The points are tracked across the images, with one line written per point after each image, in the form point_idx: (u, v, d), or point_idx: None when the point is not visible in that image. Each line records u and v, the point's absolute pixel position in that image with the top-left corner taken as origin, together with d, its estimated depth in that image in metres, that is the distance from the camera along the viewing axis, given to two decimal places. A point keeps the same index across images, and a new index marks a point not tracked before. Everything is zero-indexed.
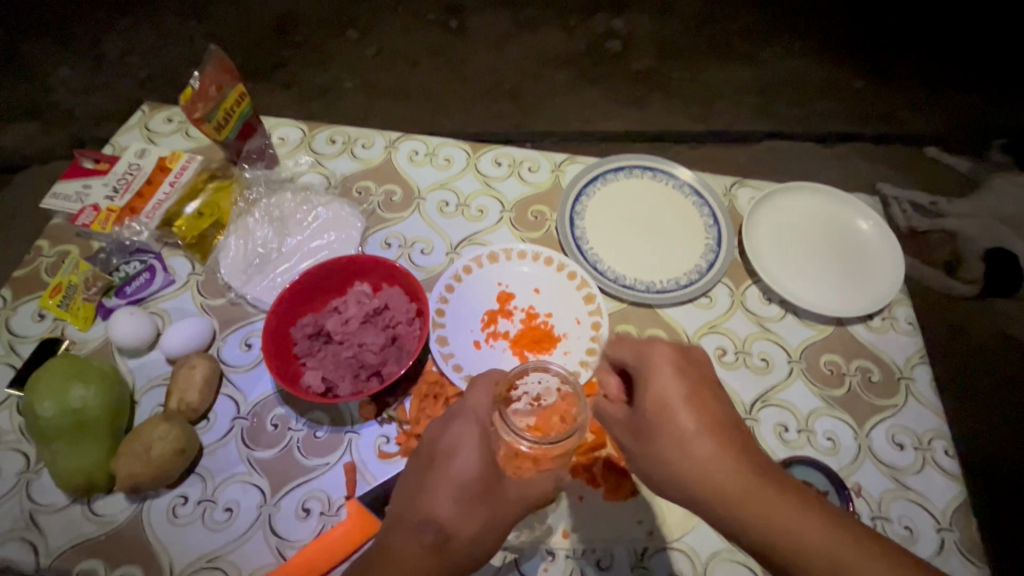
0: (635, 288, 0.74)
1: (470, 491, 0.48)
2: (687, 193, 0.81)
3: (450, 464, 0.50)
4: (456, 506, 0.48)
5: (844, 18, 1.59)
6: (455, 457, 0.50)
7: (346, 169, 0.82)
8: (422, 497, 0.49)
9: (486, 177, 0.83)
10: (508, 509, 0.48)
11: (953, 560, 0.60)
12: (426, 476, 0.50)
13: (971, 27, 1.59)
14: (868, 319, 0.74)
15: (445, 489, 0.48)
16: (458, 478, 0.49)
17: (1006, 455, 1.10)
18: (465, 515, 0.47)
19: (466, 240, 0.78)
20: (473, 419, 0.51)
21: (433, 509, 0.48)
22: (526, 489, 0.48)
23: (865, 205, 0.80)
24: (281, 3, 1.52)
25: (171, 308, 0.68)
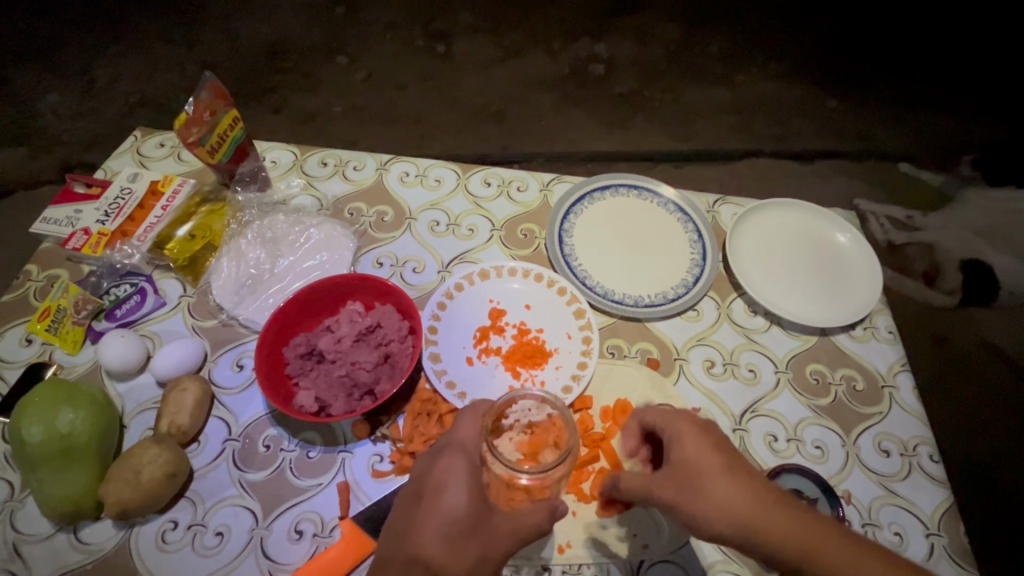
0: (623, 302, 0.75)
1: (457, 529, 0.48)
2: (672, 210, 0.84)
3: (438, 500, 0.50)
4: (444, 545, 0.47)
5: (806, 44, 1.83)
6: (443, 493, 0.50)
7: (338, 191, 0.84)
8: (409, 538, 0.49)
9: (476, 197, 0.85)
10: (498, 546, 0.47)
11: (944, 565, 0.60)
12: (415, 513, 0.50)
13: (916, 50, 1.83)
14: (850, 329, 0.75)
15: (432, 527, 0.48)
16: (446, 515, 0.49)
17: (969, 449, 1.22)
18: (453, 551, 0.47)
19: (457, 258, 0.79)
20: (462, 452, 0.52)
21: (424, 548, 0.47)
22: (517, 521, 0.48)
23: (842, 218, 0.82)
24: (292, 34, 1.75)
25: (161, 331, 0.70)
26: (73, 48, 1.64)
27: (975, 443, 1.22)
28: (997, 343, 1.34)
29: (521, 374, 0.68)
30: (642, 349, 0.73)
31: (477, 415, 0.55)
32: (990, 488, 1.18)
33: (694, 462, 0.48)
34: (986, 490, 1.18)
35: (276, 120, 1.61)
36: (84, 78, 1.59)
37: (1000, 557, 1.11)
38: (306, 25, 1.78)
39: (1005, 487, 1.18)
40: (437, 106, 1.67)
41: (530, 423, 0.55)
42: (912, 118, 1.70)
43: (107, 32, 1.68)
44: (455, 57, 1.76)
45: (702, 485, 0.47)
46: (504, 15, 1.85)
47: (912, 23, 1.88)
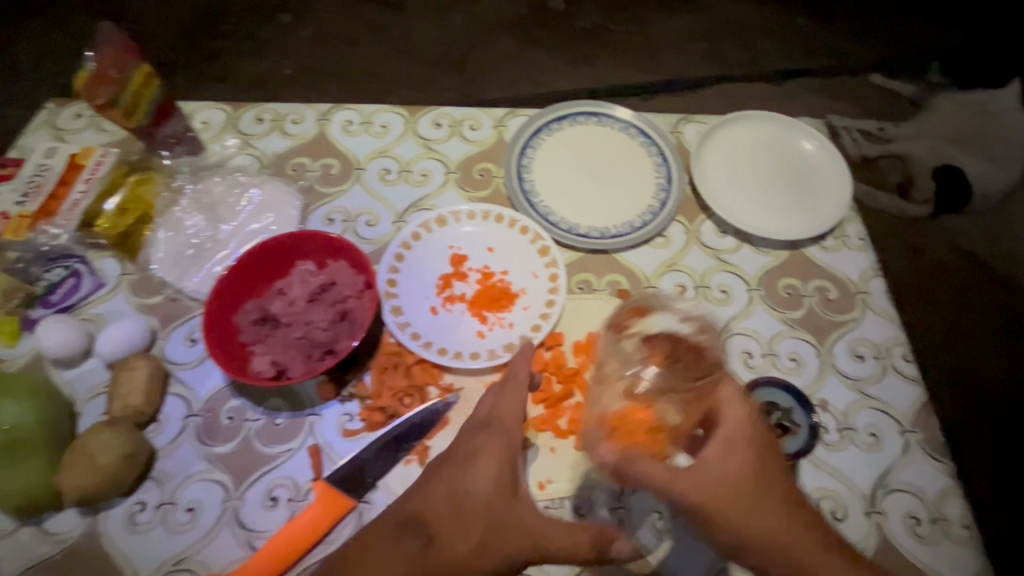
0: (590, 236, 0.72)
1: (469, 507, 0.50)
2: (634, 134, 0.80)
3: (466, 471, 0.52)
4: (456, 521, 0.50)
5: None
6: (473, 464, 0.52)
7: (278, 148, 0.79)
8: (422, 503, 0.51)
9: (426, 140, 0.80)
10: (518, 531, 0.49)
11: (920, 459, 0.61)
12: (434, 481, 0.52)
13: None
14: (821, 240, 0.74)
15: (449, 506, 0.50)
16: (467, 488, 0.51)
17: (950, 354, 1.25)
18: (461, 529, 0.49)
19: (411, 206, 0.75)
20: (502, 430, 0.54)
21: (440, 523, 0.50)
22: (542, 518, 0.50)
23: (809, 126, 0.79)
24: None
25: (104, 312, 0.66)
26: None
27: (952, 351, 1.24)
28: (971, 249, 1.34)
29: (488, 317, 0.66)
30: (611, 281, 0.71)
31: (522, 393, 0.56)
32: (971, 388, 1.21)
33: (738, 480, 0.52)
34: (962, 392, 1.21)
35: (220, 89, 1.50)
36: None
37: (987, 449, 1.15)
38: None
39: (984, 384, 1.21)
40: (392, 60, 1.57)
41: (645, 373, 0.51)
42: (884, 27, 1.63)
43: None
44: (405, 5, 1.64)
45: (751, 500, 0.51)
46: None
47: None
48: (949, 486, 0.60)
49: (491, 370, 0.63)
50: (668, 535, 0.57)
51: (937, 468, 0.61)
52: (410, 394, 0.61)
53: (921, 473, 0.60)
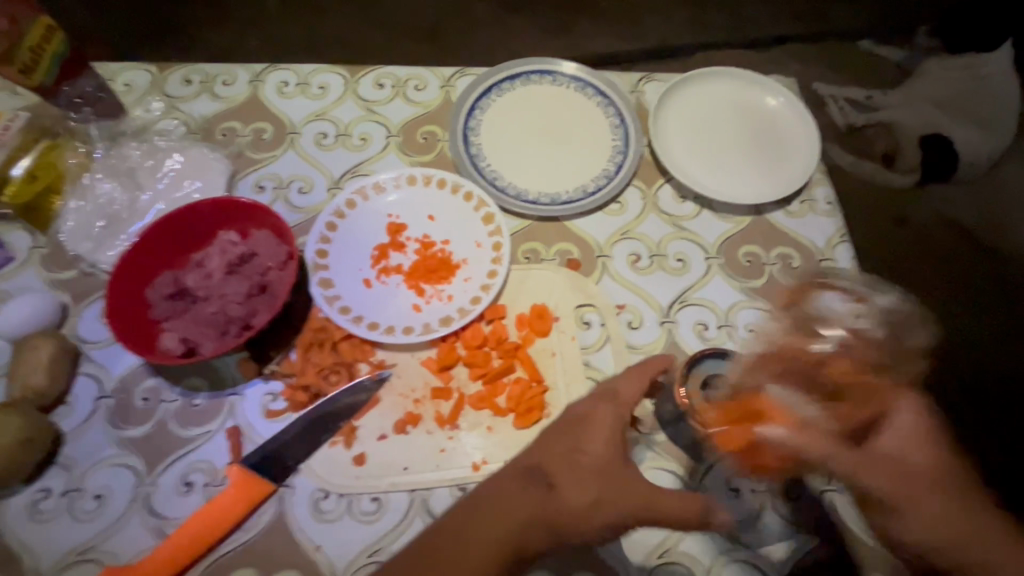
0: (539, 203, 0.68)
1: (598, 466, 0.46)
2: (590, 94, 0.75)
3: (587, 434, 0.47)
4: (582, 484, 0.45)
5: None
6: (587, 432, 0.47)
7: (207, 111, 0.73)
8: (545, 457, 0.47)
9: (367, 102, 0.74)
10: (634, 498, 0.44)
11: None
12: (558, 441, 0.48)
13: None
14: (787, 205, 0.69)
15: (578, 467, 0.46)
16: (590, 452, 0.46)
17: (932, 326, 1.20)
18: (582, 485, 0.45)
19: (349, 172, 0.70)
20: (616, 402, 0.48)
21: (565, 485, 0.45)
22: (668, 496, 0.44)
23: (778, 83, 0.74)
24: None
25: (12, 288, 0.61)
26: None
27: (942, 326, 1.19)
28: (956, 217, 1.30)
29: (425, 290, 0.61)
30: (561, 250, 0.66)
31: (645, 371, 0.50)
32: (952, 362, 1.15)
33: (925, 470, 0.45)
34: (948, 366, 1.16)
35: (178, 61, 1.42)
36: None
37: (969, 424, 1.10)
38: None
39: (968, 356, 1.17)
40: (359, 28, 1.49)
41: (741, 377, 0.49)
42: None
43: None
44: None
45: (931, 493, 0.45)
46: None
47: None
48: None
49: (426, 345, 0.59)
50: None
51: None
52: (337, 372, 0.57)
53: None
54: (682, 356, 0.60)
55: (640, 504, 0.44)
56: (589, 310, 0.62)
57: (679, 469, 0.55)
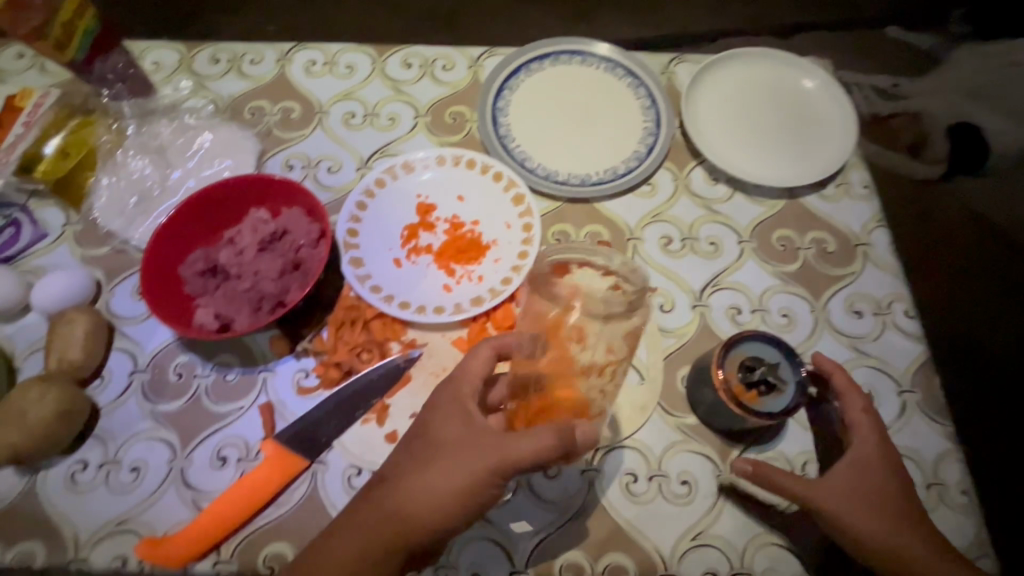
0: (569, 184, 0.67)
1: (434, 454, 0.45)
2: (621, 75, 0.73)
3: (431, 427, 0.47)
4: (423, 474, 0.45)
5: None
6: (433, 426, 0.46)
7: (234, 90, 0.73)
8: (399, 456, 0.47)
9: (395, 82, 0.74)
10: (462, 476, 0.43)
11: (917, 421, 0.57)
12: (415, 434, 0.48)
13: None
14: (822, 188, 0.68)
15: (432, 434, 0.46)
16: (433, 440, 0.46)
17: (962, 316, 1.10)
18: (421, 476, 0.45)
19: (377, 152, 0.69)
20: (460, 387, 0.47)
21: (417, 448, 0.46)
22: (510, 451, 0.43)
23: (813, 64, 0.72)
24: None
25: (46, 264, 0.62)
26: None
27: (981, 319, 1.09)
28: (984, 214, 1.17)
29: (455, 270, 0.61)
30: (591, 233, 0.65)
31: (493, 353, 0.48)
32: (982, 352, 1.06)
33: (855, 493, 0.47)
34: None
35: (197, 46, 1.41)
36: None
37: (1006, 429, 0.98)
38: None
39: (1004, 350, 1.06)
40: (374, 15, 1.48)
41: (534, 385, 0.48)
42: None
43: None
44: None
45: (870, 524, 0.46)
46: None
47: None
48: (948, 449, 0.56)
49: (457, 325, 0.58)
50: (644, 499, 0.53)
51: (936, 431, 0.56)
52: (369, 350, 0.57)
53: (917, 436, 0.56)
54: (715, 340, 0.60)
55: (495, 459, 0.43)
56: None
57: (713, 454, 0.55)
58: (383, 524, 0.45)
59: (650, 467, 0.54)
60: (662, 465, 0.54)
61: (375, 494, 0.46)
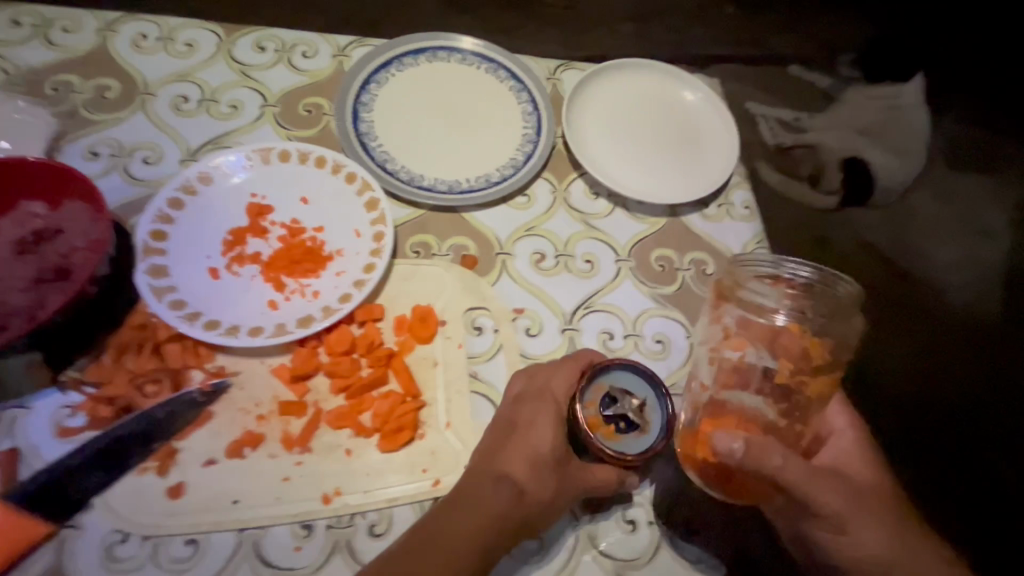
0: (435, 190, 0.60)
1: (547, 463, 0.43)
2: (502, 76, 0.68)
3: (531, 434, 0.44)
4: (533, 476, 0.43)
5: None
6: (534, 429, 0.44)
7: (37, 61, 0.61)
8: (499, 459, 0.44)
9: (243, 65, 0.64)
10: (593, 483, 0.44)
11: None
12: (514, 440, 0.44)
13: None
14: (704, 207, 0.64)
15: (545, 461, 0.43)
16: (537, 447, 0.44)
17: None
18: (538, 479, 0.43)
19: (211, 142, 0.59)
20: (554, 397, 0.46)
21: (522, 467, 0.43)
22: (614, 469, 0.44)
23: (698, 79, 0.70)
24: None
25: None
26: None
27: None
28: None
29: (286, 284, 0.51)
30: (455, 245, 0.58)
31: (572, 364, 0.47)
32: None
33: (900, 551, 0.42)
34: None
35: None
36: None
37: None
38: None
39: None
40: None
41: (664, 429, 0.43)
42: None
43: None
44: None
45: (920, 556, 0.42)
46: None
47: None
48: None
49: (279, 350, 0.49)
50: None
51: None
52: (157, 381, 0.46)
53: None
54: None
55: (604, 481, 0.44)
56: (481, 314, 0.54)
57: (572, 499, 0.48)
58: (475, 544, 0.40)
59: None
60: None
61: (471, 498, 0.42)
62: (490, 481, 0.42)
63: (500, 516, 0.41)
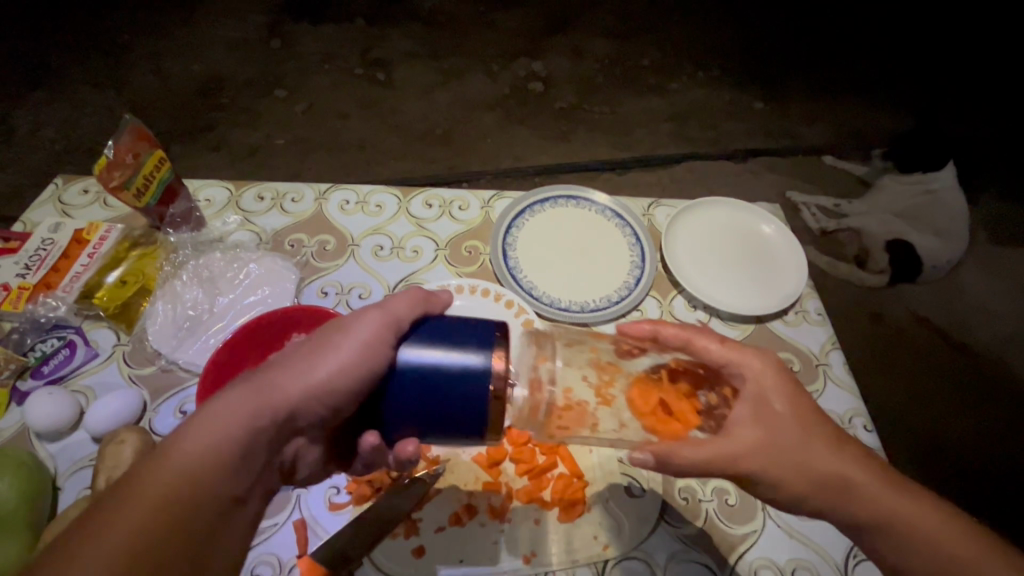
0: (570, 310, 0.77)
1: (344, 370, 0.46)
2: (609, 216, 0.87)
3: (344, 342, 0.48)
4: (327, 378, 0.46)
5: (739, 45, 1.91)
6: (349, 338, 0.48)
7: (277, 225, 0.83)
8: (306, 362, 0.47)
9: (418, 219, 0.86)
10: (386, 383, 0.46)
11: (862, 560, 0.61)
12: (328, 346, 0.48)
13: (844, 43, 1.93)
14: (784, 314, 0.80)
15: (341, 386, 0.46)
16: (343, 356, 0.47)
17: (932, 430, 1.32)
18: (330, 379, 0.46)
19: (403, 280, 0.79)
20: (386, 317, 0.48)
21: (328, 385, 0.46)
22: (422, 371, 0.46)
23: (767, 212, 0.88)
24: (211, 69, 1.72)
25: (95, 384, 0.67)
26: None
27: (936, 418, 1.33)
28: (927, 314, 1.47)
29: None
30: None
31: (412, 296, 0.51)
32: (972, 463, 1.28)
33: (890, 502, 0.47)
34: (933, 466, 1.27)
35: (214, 157, 1.59)
36: (5, 128, 1.56)
37: (982, 503, 1.23)
38: (243, 58, 1.76)
39: (980, 464, 1.28)
40: (380, 132, 1.68)
41: (685, 394, 0.52)
42: (835, 110, 1.79)
43: (28, 79, 1.64)
44: (397, 83, 1.77)
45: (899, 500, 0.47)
46: (442, 38, 1.87)
47: (833, 21, 1.97)
48: None
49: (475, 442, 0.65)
50: None
51: None
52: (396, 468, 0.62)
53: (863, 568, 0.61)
54: None
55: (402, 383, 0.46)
56: None
57: (710, 561, 0.60)
58: (204, 456, 0.40)
59: None
60: (665, 573, 0.59)
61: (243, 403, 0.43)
62: (257, 396, 0.44)
63: (257, 428, 0.43)
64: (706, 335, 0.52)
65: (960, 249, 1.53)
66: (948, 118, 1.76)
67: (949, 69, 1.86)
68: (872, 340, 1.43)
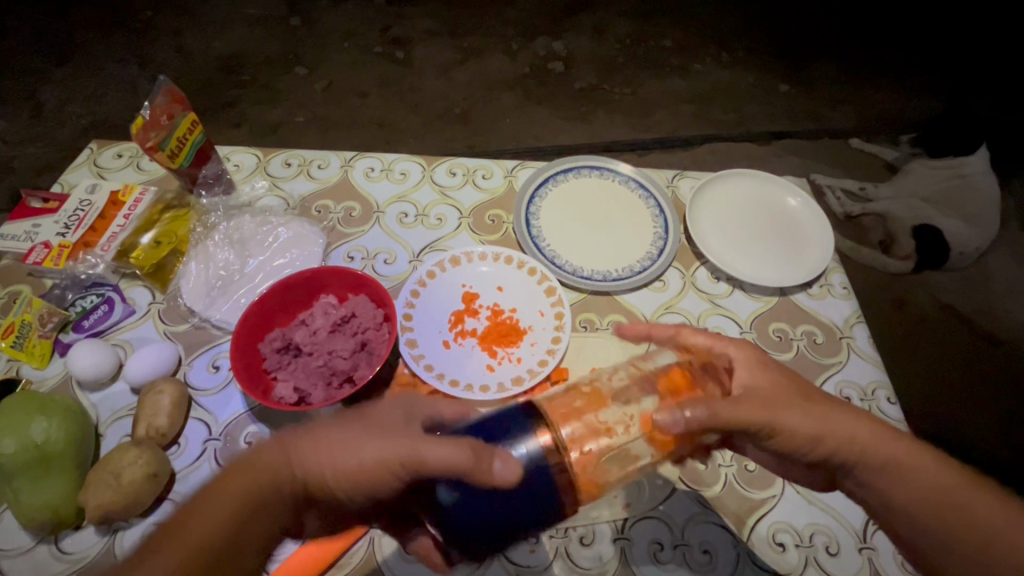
0: (592, 278, 0.78)
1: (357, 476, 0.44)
2: (633, 187, 0.87)
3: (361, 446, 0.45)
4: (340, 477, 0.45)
5: (764, 26, 1.87)
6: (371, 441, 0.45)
7: (304, 190, 0.84)
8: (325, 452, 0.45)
9: (442, 188, 0.86)
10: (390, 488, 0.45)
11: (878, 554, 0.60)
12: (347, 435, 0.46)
13: (873, 25, 1.88)
14: (808, 288, 0.79)
15: (355, 482, 0.45)
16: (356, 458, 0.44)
17: (953, 416, 1.30)
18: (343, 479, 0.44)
19: (427, 247, 0.80)
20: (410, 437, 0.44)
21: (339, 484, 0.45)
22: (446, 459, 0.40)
23: (792, 184, 0.87)
24: (231, 46, 1.74)
25: (132, 338, 0.70)
26: (20, 73, 1.63)
27: (958, 405, 1.31)
28: (951, 301, 1.44)
29: (497, 352, 0.70)
30: (613, 320, 0.75)
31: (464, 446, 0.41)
32: (996, 449, 1.26)
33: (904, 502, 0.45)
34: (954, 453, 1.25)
35: (237, 133, 1.60)
36: (32, 102, 1.58)
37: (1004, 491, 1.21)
38: (263, 36, 1.77)
39: (1004, 451, 1.25)
40: (400, 110, 1.68)
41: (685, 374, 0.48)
42: (862, 93, 1.75)
43: (55, 54, 1.67)
44: (415, 62, 1.76)
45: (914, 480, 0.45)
46: (462, 16, 1.86)
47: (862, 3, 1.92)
48: None
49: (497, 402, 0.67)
50: (669, 566, 0.58)
51: None
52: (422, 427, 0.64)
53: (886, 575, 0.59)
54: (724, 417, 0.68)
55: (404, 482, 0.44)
56: None
57: (729, 525, 0.61)
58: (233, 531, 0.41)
59: (673, 535, 0.60)
60: (683, 533, 0.60)
61: (268, 470, 0.44)
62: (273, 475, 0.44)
63: (269, 504, 0.43)
64: (692, 329, 0.55)
65: (992, 233, 1.48)
66: (983, 100, 1.70)
67: (985, 52, 1.80)
68: (892, 325, 1.41)
